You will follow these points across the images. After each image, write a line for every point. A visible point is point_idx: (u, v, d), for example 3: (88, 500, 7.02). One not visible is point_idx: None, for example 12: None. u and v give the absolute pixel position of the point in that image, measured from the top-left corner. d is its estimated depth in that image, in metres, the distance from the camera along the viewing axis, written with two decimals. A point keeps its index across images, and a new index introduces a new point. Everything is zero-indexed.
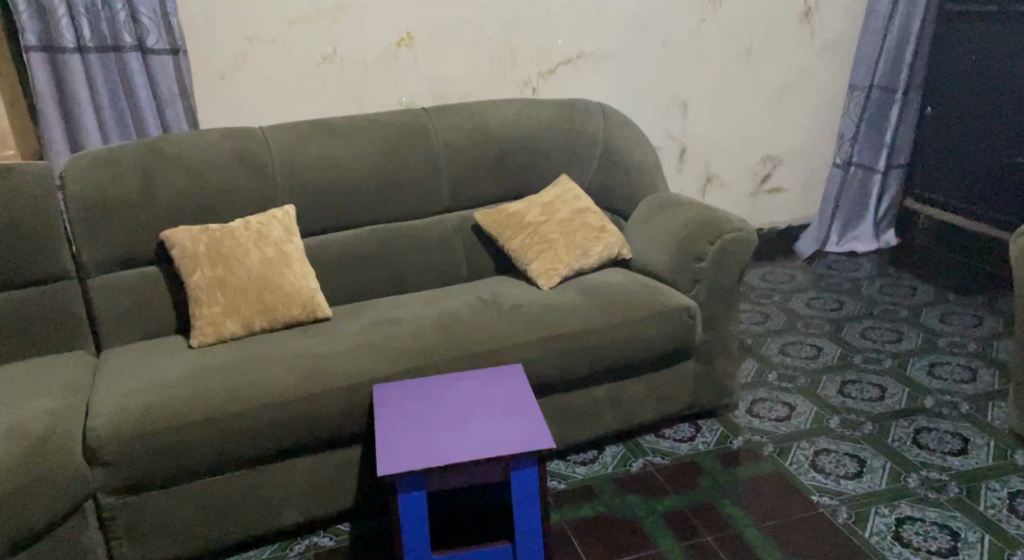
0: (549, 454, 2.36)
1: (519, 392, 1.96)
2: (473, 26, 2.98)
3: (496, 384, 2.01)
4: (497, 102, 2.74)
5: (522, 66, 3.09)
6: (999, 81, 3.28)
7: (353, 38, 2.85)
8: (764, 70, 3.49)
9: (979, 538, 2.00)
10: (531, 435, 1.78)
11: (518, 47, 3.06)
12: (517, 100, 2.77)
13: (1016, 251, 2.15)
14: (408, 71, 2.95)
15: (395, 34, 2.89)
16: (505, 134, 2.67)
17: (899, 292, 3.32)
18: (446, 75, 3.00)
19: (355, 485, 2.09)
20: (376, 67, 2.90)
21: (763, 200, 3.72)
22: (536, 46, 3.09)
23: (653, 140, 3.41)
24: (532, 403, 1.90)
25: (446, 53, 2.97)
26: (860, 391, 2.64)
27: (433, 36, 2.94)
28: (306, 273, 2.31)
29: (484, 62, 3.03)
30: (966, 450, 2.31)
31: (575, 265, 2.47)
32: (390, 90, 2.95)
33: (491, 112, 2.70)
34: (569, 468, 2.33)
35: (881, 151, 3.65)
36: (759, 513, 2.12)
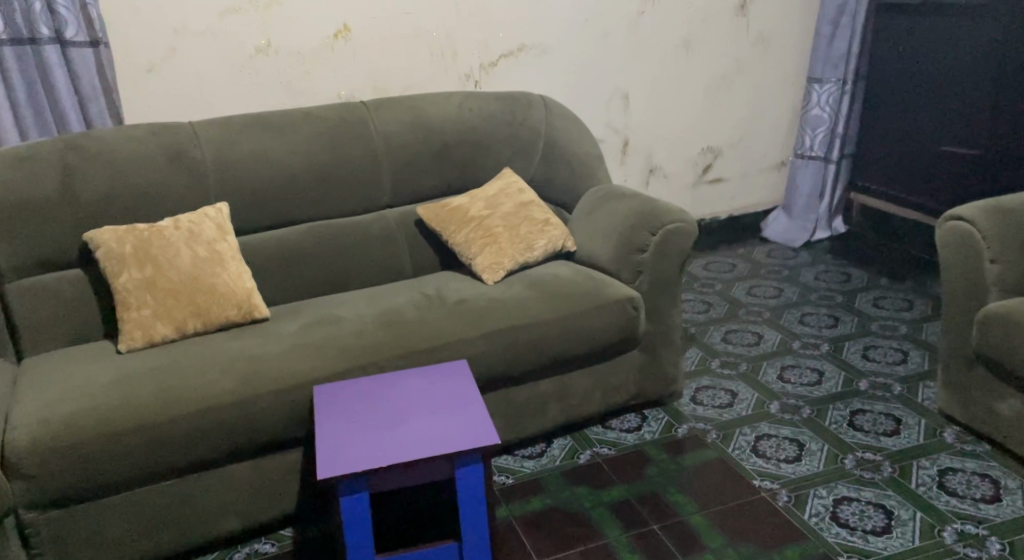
0: (496, 450, 2.37)
1: (465, 388, 1.95)
2: (410, 17, 2.95)
3: (441, 381, 2.00)
4: (437, 95, 2.73)
5: (462, 58, 3.08)
6: (929, 71, 3.36)
7: (288, 30, 2.81)
8: (704, 62, 3.54)
9: (912, 515, 2.06)
10: (476, 432, 1.78)
11: (457, 39, 3.05)
12: (459, 93, 2.75)
13: (942, 236, 2.21)
14: (346, 64, 2.91)
15: (332, 27, 2.86)
16: (445, 128, 2.65)
17: (835, 278, 3.40)
18: (384, 67, 2.97)
19: (298, 489, 2.07)
20: (312, 59, 2.87)
21: (704, 191, 3.78)
22: (476, 38, 3.08)
23: (596, 132, 3.43)
24: (477, 400, 1.90)
25: (384, 46, 2.94)
26: (799, 375, 2.70)
27: (369, 28, 2.91)
28: (241, 273, 2.27)
29: (423, 54, 3.01)
30: (898, 430, 2.37)
31: (520, 258, 2.46)
32: (328, 83, 2.91)
33: (431, 105, 2.68)
34: (516, 463, 2.33)
35: (834, 142, 3.68)
36: (703, 500, 2.15)
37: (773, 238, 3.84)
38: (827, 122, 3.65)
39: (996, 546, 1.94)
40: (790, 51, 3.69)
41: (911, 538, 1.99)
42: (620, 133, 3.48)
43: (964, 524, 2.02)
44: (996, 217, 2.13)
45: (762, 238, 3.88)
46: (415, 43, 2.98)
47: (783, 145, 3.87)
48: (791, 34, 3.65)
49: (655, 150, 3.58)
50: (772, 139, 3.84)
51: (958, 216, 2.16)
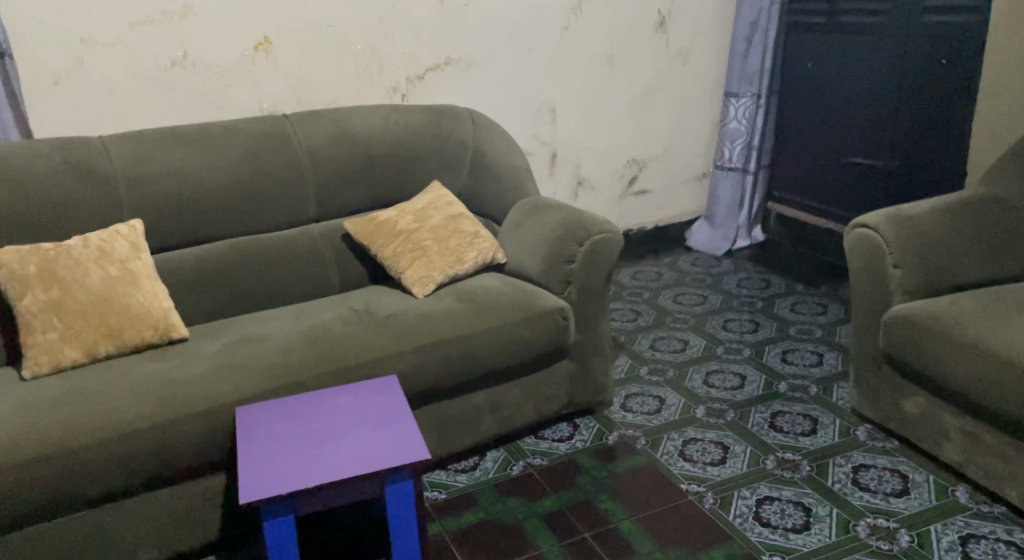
0: (429, 465, 2.37)
1: (395, 403, 1.95)
2: (333, 30, 2.95)
3: (371, 397, 1.99)
4: (362, 108, 2.73)
5: (388, 72, 3.09)
6: (836, 84, 3.50)
7: (205, 42, 2.77)
8: (626, 77, 3.61)
9: (829, 512, 2.13)
10: (405, 449, 1.76)
11: (383, 52, 3.05)
12: (384, 106, 2.76)
13: (851, 243, 2.30)
14: (268, 77, 2.89)
15: (252, 39, 2.84)
16: (371, 141, 2.65)
17: (755, 285, 3.50)
18: (306, 79, 2.96)
19: (221, 514, 2.04)
20: (232, 72, 2.84)
21: (631, 202, 3.85)
22: (402, 52, 3.09)
23: (523, 144, 3.47)
24: (407, 415, 1.89)
25: (306, 58, 2.93)
26: (722, 380, 2.77)
27: (290, 40, 2.89)
28: (156, 292, 2.23)
29: (347, 66, 3.01)
30: (815, 430, 2.46)
31: (450, 271, 2.46)
32: (249, 96, 2.89)
33: (356, 118, 2.68)
34: (449, 477, 2.33)
35: (750, 154, 3.79)
36: (633, 506, 2.19)
37: (697, 247, 3.93)
38: (744, 135, 3.77)
39: (906, 537, 2.02)
40: (707, 67, 3.79)
41: (828, 534, 2.06)
42: (548, 145, 3.52)
43: (876, 518, 2.09)
44: (898, 223, 2.23)
45: (686, 246, 3.97)
46: (338, 56, 2.98)
47: (704, 156, 3.98)
48: (708, 50, 3.76)
49: (582, 162, 3.64)
50: (694, 151, 3.94)
51: (864, 224, 2.26)
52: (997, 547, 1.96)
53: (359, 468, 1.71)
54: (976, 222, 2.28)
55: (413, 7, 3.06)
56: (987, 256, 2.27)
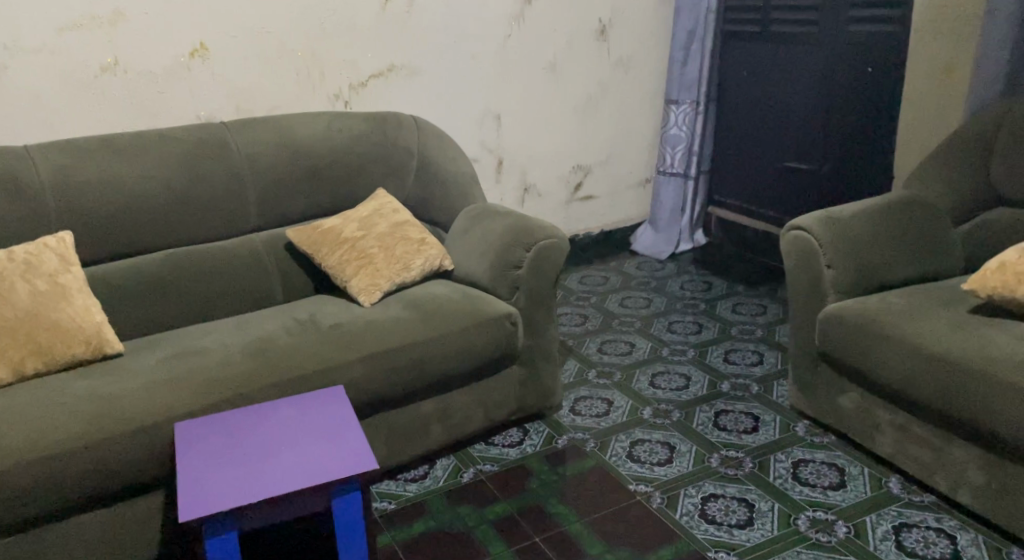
0: (378, 475, 2.36)
1: (343, 413, 1.94)
2: (271, 35, 2.93)
3: (318, 408, 1.97)
4: (304, 116, 2.72)
5: (330, 79, 3.08)
6: (770, 91, 3.59)
7: (138, 49, 2.73)
8: (568, 84, 3.66)
9: (771, 507, 2.18)
10: (353, 460, 1.75)
11: (323, 59, 3.05)
12: (327, 113, 2.75)
13: (787, 244, 2.37)
14: (205, 84, 2.86)
15: (188, 45, 2.80)
16: (312, 149, 2.65)
17: (698, 287, 3.57)
18: (244, 86, 2.93)
19: (161, 531, 2.02)
20: (166, 79, 2.80)
21: (577, 207, 3.89)
22: (344, 58, 3.08)
23: (469, 151, 3.48)
24: (354, 426, 1.88)
25: (244, 65, 2.91)
26: (668, 381, 2.82)
27: (226, 46, 2.86)
28: (88, 306, 2.19)
29: (286, 72, 2.99)
30: (757, 427, 2.52)
31: (397, 279, 2.46)
32: (185, 103, 2.85)
33: (297, 126, 2.67)
34: (398, 487, 2.33)
35: (691, 160, 3.87)
36: (583, 509, 2.21)
37: (642, 251, 3.99)
38: (685, 141, 3.84)
39: (843, 529, 2.08)
40: (647, 74, 3.86)
41: (771, 528, 2.11)
42: (494, 152, 3.55)
43: (816, 511, 2.15)
44: (832, 225, 2.30)
45: (631, 250, 4.03)
46: (277, 62, 2.96)
47: (647, 162, 4.04)
48: (647, 57, 3.83)
49: (527, 168, 3.67)
50: (636, 156, 4.00)
51: (798, 226, 2.33)
52: (928, 534, 2.03)
53: (305, 480, 1.70)
54: (905, 222, 2.36)
55: (354, 13, 3.06)
56: (917, 255, 2.35)
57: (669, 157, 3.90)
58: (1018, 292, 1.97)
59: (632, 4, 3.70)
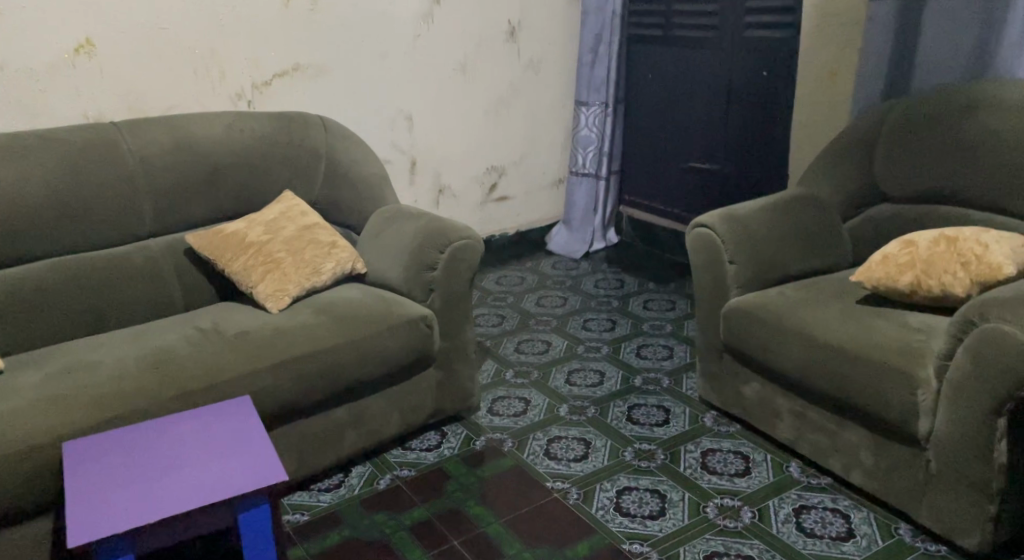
0: (291, 486, 2.33)
1: (251, 424, 1.92)
2: (167, 32, 2.85)
3: (223, 419, 1.94)
4: (204, 117, 2.66)
5: (232, 78, 3.03)
6: (674, 92, 3.68)
7: (19, 44, 2.61)
8: (478, 85, 3.68)
9: (681, 497, 2.24)
10: (261, 471, 1.73)
11: (223, 58, 2.99)
12: (228, 114, 2.71)
13: (692, 241, 2.45)
14: (93, 82, 2.76)
15: (72, 41, 2.69)
16: (213, 151, 2.60)
17: (611, 285, 3.64)
18: (138, 85, 2.84)
19: (51, 551, 1.96)
20: (50, 77, 2.68)
21: (492, 208, 3.92)
22: (245, 58, 3.03)
23: (381, 152, 3.47)
24: (260, 437, 1.85)
25: (136, 62, 2.82)
26: (584, 378, 2.87)
27: (117, 42, 2.77)
28: None
29: (182, 70, 2.91)
30: (668, 419, 2.59)
31: (307, 284, 2.44)
32: (72, 102, 2.74)
33: (196, 126, 2.61)
34: (312, 498, 2.30)
35: (602, 160, 3.94)
36: (501, 509, 2.23)
37: (557, 250, 4.05)
38: (595, 142, 3.91)
39: (749, 514, 2.15)
40: (557, 76, 3.92)
41: (681, 518, 2.17)
42: (407, 153, 3.54)
43: (723, 498, 2.22)
44: (733, 221, 2.39)
45: (547, 251, 4.08)
46: (173, 60, 2.88)
47: (560, 163, 4.10)
48: (555, 59, 3.89)
49: (441, 169, 3.67)
50: (549, 157, 4.05)
51: (702, 223, 2.41)
52: (826, 515, 2.13)
53: (211, 494, 1.67)
54: (802, 218, 2.47)
55: (255, 11, 3.01)
56: (812, 249, 2.46)
57: (581, 158, 3.96)
58: (899, 282, 2.08)
59: (539, 7, 3.75)
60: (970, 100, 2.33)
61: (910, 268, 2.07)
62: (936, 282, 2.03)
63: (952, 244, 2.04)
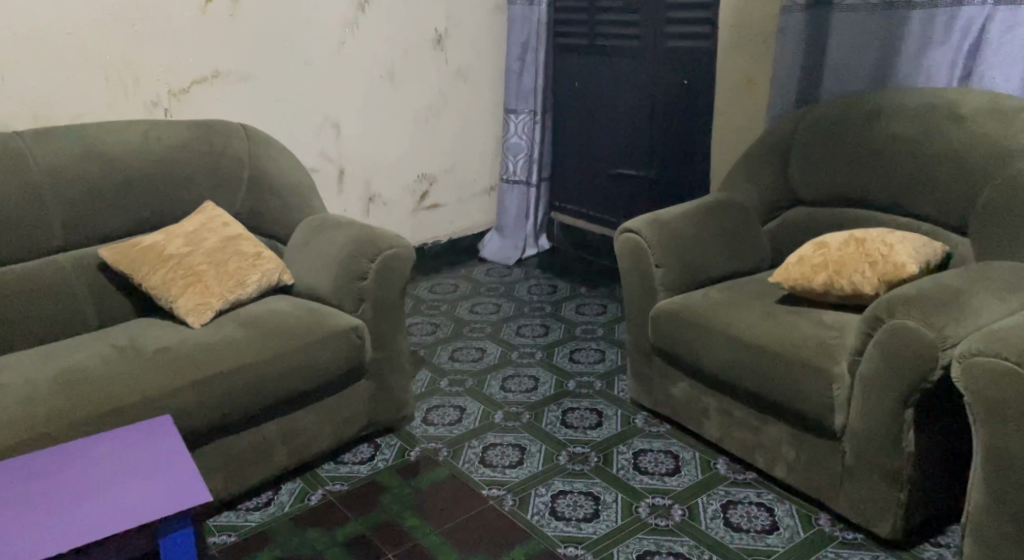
0: (218, 507, 2.29)
1: (170, 444, 1.88)
2: (74, 38, 2.78)
3: (142, 440, 1.90)
4: (116, 125, 2.60)
5: (146, 85, 2.97)
6: (600, 99, 3.75)
7: None
8: (407, 92, 3.68)
9: (614, 498, 2.28)
10: (185, 493, 1.71)
11: (137, 65, 2.93)
12: (142, 122, 2.65)
13: (621, 245, 2.50)
14: None
15: None
16: (126, 161, 2.54)
17: (544, 290, 3.68)
18: (45, 93, 2.76)
19: None
20: None
21: (423, 216, 3.92)
22: (160, 64, 2.98)
23: (307, 160, 3.44)
24: (182, 457, 1.83)
25: (41, 68, 2.74)
26: (518, 384, 2.90)
27: (21, 49, 2.69)
28: None
29: (92, 76, 2.84)
30: (601, 422, 2.64)
31: (231, 297, 2.40)
32: None
33: (106, 136, 2.55)
34: (239, 518, 2.27)
35: (532, 167, 3.98)
36: (436, 519, 2.23)
37: (490, 257, 4.08)
38: (525, 149, 3.95)
39: (679, 512, 2.21)
40: (484, 84, 3.95)
41: (615, 518, 2.21)
42: (335, 161, 3.52)
43: (654, 498, 2.27)
44: (659, 226, 2.45)
45: (480, 258, 4.11)
46: (81, 66, 2.81)
47: (491, 170, 4.13)
48: (483, 67, 3.92)
49: (370, 178, 3.66)
50: (480, 164, 4.07)
51: (629, 229, 2.46)
52: (751, 509, 2.20)
53: (132, 517, 1.63)
54: (724, 222, 2.55)
55: (169, 17, 2.96)
56: (734, 251, 2.54)
57: (512, 165, 3.99)
58: (813, 282, 2.16)
59: (465, 14, 3.78)
60: (877, 106, 2.43)
61: (823, 268, 2.15)
62: (847, 281, 2.11)
63: (861, 245, 2.13)
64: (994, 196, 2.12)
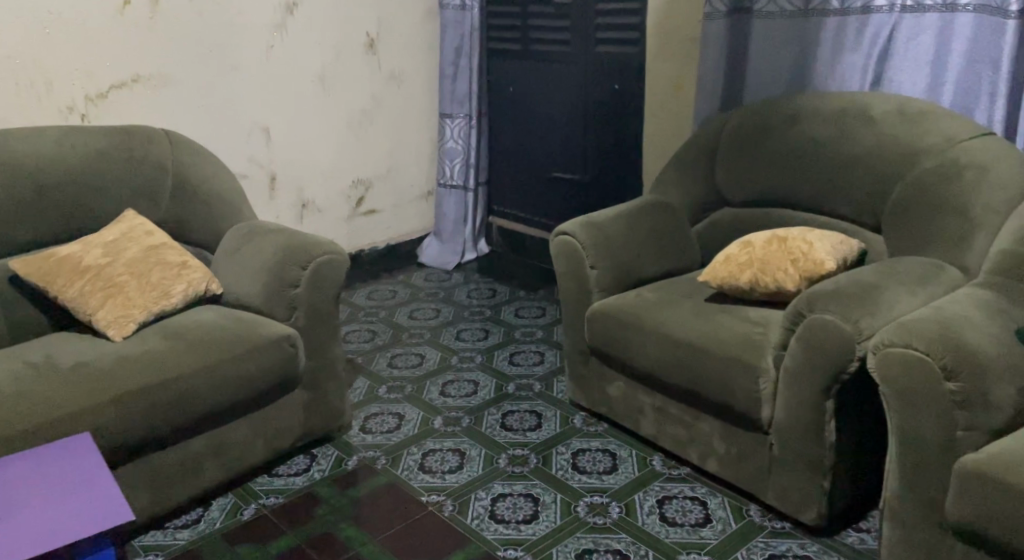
0: (144, 528, 2.25)
1: (92, 464, 1.84)
2: None
3: (62, 461, 1.86)
4: (29, 132, 2.54)
5: (61, 90, 2.90)
6: (533, 104, 3.79)
7: None
8: (339, 97, 3.67)
9: (553, 498, 2.31)
10: (108, 512, 1.67)
11: (52, 70, 2.87)
12: (57, 129, 2.59)
13: (556, 248, 2.53)
14: None
15: None
16: (41, 169, 2.48)
17: (484, 294, 3.69)
18: None
19: None
20: None
21: (359, 222, 3.90)
22: (77, 68, 2.92)
23: (237, 167, 3.40)
24: (104, 477, 1.79)
25: None
26: (458, 388, 2.91)
27: None
28: None
29: (3, 82, 2.77)
30: (540, 424, 2.66)
31: (155, 308, 2.36)
32: None
33: (19, 144, 2.48)
34: (167, 537, 2.23)
35: (469, 171, 3.99)
36: (375, 528, 2.23)
37: (429, 262, 4.07)
38: (461, 153, 3.96)
39: (616, 510, 2.24)
40: (418, 89, 3.95)
41: (554, 519, 2.23)
42: (265, 167, 3.49)
43: (592, 496, 2.30)
44: (591, 228, 2.49)
45: (419, 263, 4.11)
46: None
47: (427, 175, 4.13)
48: (416, 72, 3.92)
49: (303, 184, 3.64)
50: (416, 169, 4.07)
51: (563, 231, 2.50)
52: (686, 503, 2.25)
53: (45, 542, 1.58)
54: (654, 224, 2.60)
55: (86, 21, 2.90)
56: (665, 251, 2.59)
57: (449, 170, 4.00)
58: (739, 280, 2.23)
59: (397, 19, 3.78)
60: (796, 109, 2.51)
61: (748, 266, 2.22)
62: (770, 279, 2.17)
63: (783, 244, 2.19)
64: (906, 195, 2.21)
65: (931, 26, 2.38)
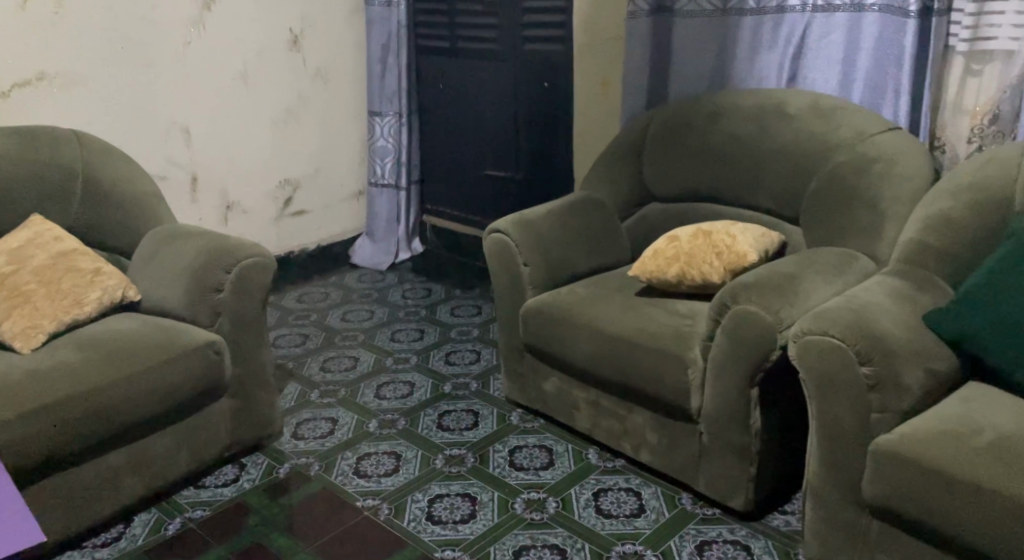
0: (63, 548, 2.18)
1: None
2: None
3: None
4: None
5: None
6: (463, 102, 3.78)
7: None
8: (262, 95, 3.60)
9: (490, 496, 2.31)
10: None
11: None
12: None
13: (488, 246, 2.54)
14: None
15: None
16: None
17: (418, 294, 3.68)
18: None
19: None
20: None
21: (288, 224, 3.84)
22: None
23: (155, 168, 3.31)
24: None
25: None
26: (393, 390, 2.89)
27: None
28: None
29: None
30: (476, 422, 2.66)
31: (65, 318, 2.28)
32: None
33: None
34: (87, 556, 2.16)
35: (401, 170, 3.96)
36: (309, 536, 2.20)
37: (362, 263, 4.03)
38: (392, 152, 3.93)
39: (553, 504, 2.26)
40: (344, 87, 3.90)
41: (491, 517, 2.23)
42: (186, 167, 3.40)
43: (529, 492, 2.31)
44: (521, 225, 2.49)
45: (352, 264, 4.06)
46: None
47: (358, 175, 4.09)
48: (342, 70, 3.87)
49: (227, 185, 3.56)
50: (345, 169, 4.02)
51: (495, 229, 2.50)
52: (621, 495, 2.27)
53: None
54: (584, 219, 2.62)
55: None
56: (595, 246, 2.61)
57: (380, 170, 3.96)
58: (667, 274, 2.26)
59: (321, 16, 3.74)
60: (716, 106, 2.56)
61: (675, 260, 2.25)
62: (697, 272, 2.21)
63: (708, 237, 2.23)
64: (824, 187, 2.28)
65: (841, 25, 2.45)
